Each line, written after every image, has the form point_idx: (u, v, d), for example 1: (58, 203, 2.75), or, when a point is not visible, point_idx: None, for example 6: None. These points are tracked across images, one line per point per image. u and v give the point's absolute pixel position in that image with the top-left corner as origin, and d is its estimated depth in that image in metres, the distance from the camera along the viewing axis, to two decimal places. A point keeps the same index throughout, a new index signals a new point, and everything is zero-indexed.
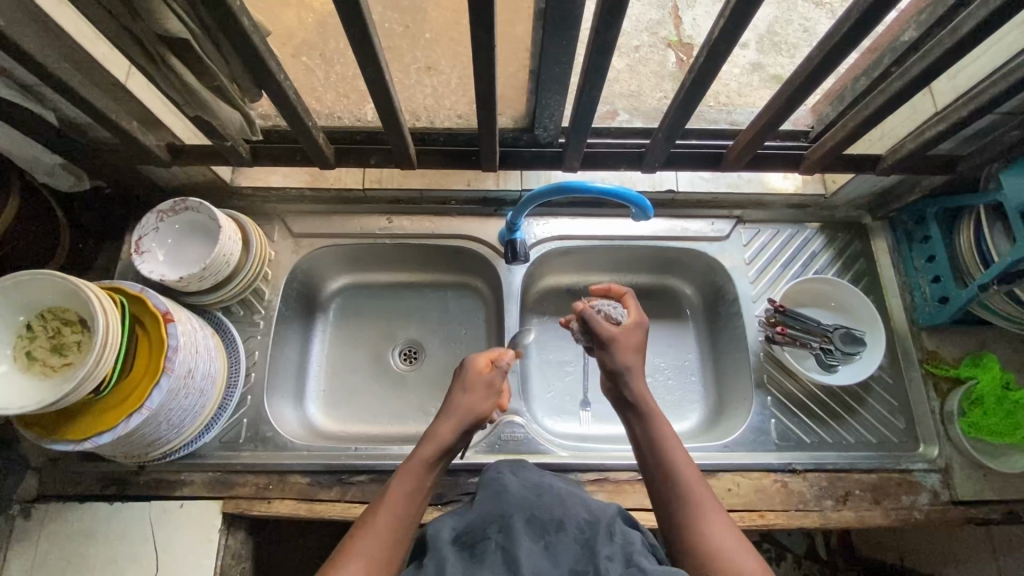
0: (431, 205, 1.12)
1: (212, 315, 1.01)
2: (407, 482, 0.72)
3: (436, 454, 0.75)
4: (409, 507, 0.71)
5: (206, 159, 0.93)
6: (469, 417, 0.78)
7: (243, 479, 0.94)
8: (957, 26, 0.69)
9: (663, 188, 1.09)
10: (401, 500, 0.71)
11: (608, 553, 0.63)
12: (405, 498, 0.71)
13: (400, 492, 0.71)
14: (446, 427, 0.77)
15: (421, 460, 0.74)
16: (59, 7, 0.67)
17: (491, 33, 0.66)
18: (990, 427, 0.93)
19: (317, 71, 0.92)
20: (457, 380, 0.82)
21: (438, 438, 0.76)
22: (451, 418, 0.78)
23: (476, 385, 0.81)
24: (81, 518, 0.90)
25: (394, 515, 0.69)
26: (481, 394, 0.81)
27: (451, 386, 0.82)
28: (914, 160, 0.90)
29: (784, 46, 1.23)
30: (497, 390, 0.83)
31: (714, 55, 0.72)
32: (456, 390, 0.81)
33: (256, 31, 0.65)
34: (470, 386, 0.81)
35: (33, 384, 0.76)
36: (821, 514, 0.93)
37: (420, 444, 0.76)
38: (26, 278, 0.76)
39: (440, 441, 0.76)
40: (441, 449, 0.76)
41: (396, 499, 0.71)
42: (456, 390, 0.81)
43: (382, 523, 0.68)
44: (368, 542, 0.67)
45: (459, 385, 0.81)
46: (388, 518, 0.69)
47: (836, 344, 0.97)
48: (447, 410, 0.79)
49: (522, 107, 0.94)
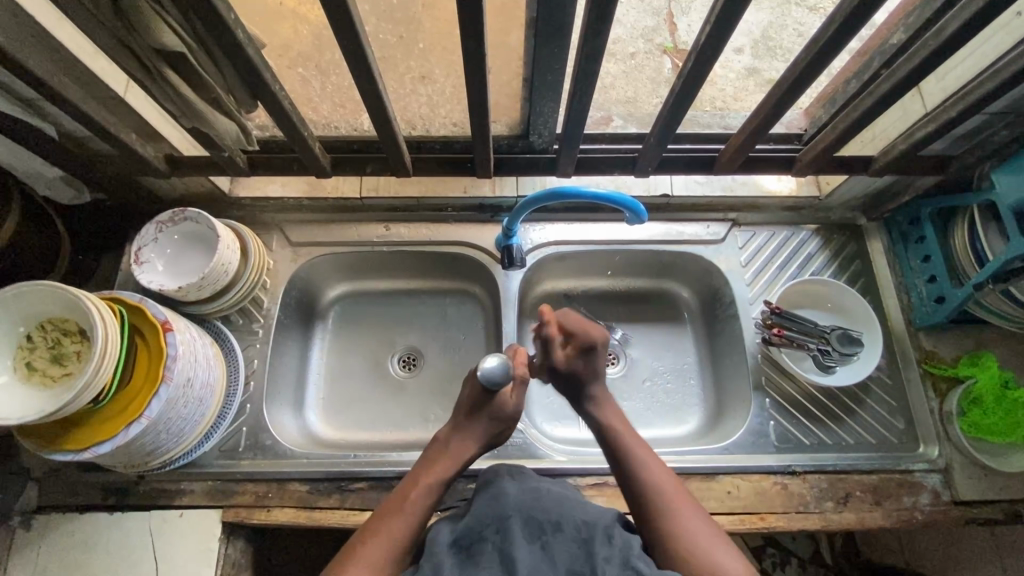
0: (428, 212, 1.13)
1: (211, 324, 1.02)
2: (423, 498, 0.76)
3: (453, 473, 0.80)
4: (421, 520, 0.74)
5: (204, 170, 0.95)
6: (484, 439, 0.84)
7: (242, 487, 0.94)
8: (942, 28, 0.70)
9: (659, 192, 1.11)
10: (416, 513, 0.74)
11: (607, 555, 0.63)
12: (419, 512, 0.75)
13: (415, 509, 0.75)
14: (468, 451, 0.82)
15: (437, 476, 0.79)
16: (58, 23, 0.68)
17: (482, 43, 0.67)
18: (990, 426, 0.93)
19: (313, 82, 0.93)
20: (482, 409, 0.84)
21: (457, 459, 0.81)
22: (470, 440, 0.83)
23: (500, 415, 0.85)
24: (81, 529, 0.91)
25: (408, 525, 0.73)
26: (505, 422, 0.86)
27: (475, 411, 0.84)
28: (906, 161, 0.90)
29: (778, 51, 1.24)
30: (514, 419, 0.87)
31: (703, 61, 0.73)
32: (480, 417, 0.84)
33: (250, 43, 0.66)
34: (486, 413, 0.84)
35: (33, 395, 0.77)
36: (821, 516, 0.93)
37: (435, 463, 0.81)
38: (27, 288, 0.77)
39: (458, 461, 0.81)
40: (454, 470, 0.81)
41: (411, 512, 0.74)
42: (475, 416, 0.84)
43: (395, 530, 0.72)
44: (381, 548, 0.70)
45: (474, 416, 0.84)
46: (401, 530, 0.72)
47: (834, 345, 0.96)
48: (468, 435, 0.83)
49: (516, 114, 0.95)
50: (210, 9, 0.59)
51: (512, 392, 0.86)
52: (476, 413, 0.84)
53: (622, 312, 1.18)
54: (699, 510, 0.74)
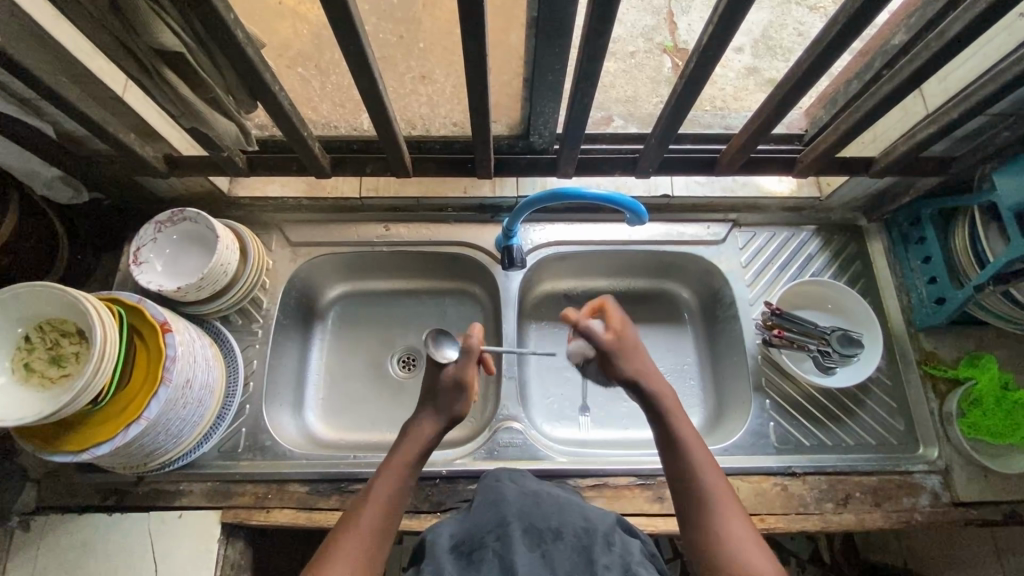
0: (428, 213, 1.13)
1: (210, 324, 1.02)
2: (385, 486, 0.76)
3: (415, 455, 0.79)
4: (385, 511, 0.74)
5: (203, 170, 0.94)
6: (445, 414, 0.82)
7: (241, 488, 0.94)
8: (944, 30, 0.69)
9: (660, 192, 1.11)
10: (380, 505, 0.74)
11: (607, 561, 0.63)
12: (382, 501, 0.74)
13: (379, 501, 0.74)
14: (426, 429, 0.81)
15: (400, 463, 0.78)
16: (55, 22, 0.67)
17: (483, 43, 0.67)
18: (991, 428, 0.93)
19: (313, 82, 0.92)
20: (428, 384, 0.85)
21: (419, 437, 0.81)
22: (429, 418, 0.82)
23: (444, 383, 0.84)
24: (80, 530, 0.91)
25: (374, 517, 0.73)
26: (451, 390, 0.83)
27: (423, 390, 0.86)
28: (907, 161, 0.90)
29: (778, 51, 1.24)
30: (462, 381, 0.83)
31: (704, 62, 0.73)
32: (426, 394, 0.84)
33: (250, 43, 0.65)
34: (439, 390, 0.84)
35: (31, 396, 0.77)
36: (821, 517, 0.93)
37: (400, 446, 0.80)
38: (24, 289, 0.77)
39: (419, 442, 0.80)
40: (420, 449, 0.80)
41: (373, 505, 0.74)
42: (428, 395, 0.84)
43: (361, 526, 0.72)
44: (348, 544, 0.70)
45: (427, 395, 0.84)
46: (367, 523, 0.72)
47: (834, 345, 0.95)
48: (421, 413, 0.83)
49: (517, 114, 0.94)
50: (209, 9, 0.58)
51: (462, 363, 0.83)
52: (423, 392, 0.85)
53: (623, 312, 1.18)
54: (743, 522, 0.71)
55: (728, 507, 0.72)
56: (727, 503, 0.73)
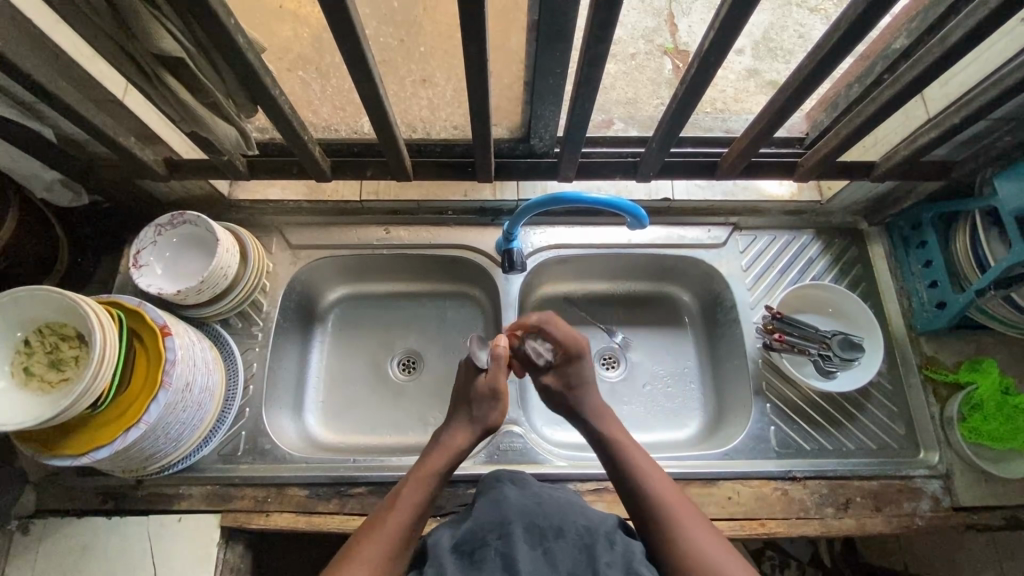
0: (428, 215, 1.12)
1: (209, 327, 1.02)
2: (415, 492, 0.76)
3: (447, 464, 0.80)
4: (413, 516, 0.74)
5: (203, 173, 0.94)
6: (480, 424, 0.84)
7: (241, 492, 0.94)
8: (946, 35, 0.69)
9: (659, 196, 1.12)
10: (409, 509, 0.74)
11: (609, 559, 0.63)
12: (412, 506, 0.75)
13: (408, 504, 0.75)
14: (460, 439, 0.83)
15: (429, 471, 0.79)
16: (54, 26, 0.67)
17: (484, 47, 0.67)
18: (992, 432, 0.93)
19: (313, 85, 0.92)
20: (461, 392, 0.88)
21: (451, 447, 0.82)
22: (462, 429, 0.84)
23: (480, 394, 0.86)
24: (79, 533, 0.91)
25: (401, 521, 0.73)
26: (488, 400, 0.85)
27: (457, 399, 0.88)
28: (909, 166, 0.90)
29: (779, 52, 1.23)
30: (499, 393, 0.86)
31: (705, 67, 0.73)
32: (461, 404, 0.87)
33: (250, 47, 0.65)
34: (475, 399, 0.86)
35: (30, 401, 0.76)
36: (821, 522, 0.93)
37: (431, 455, 0.81)
38: (24, 293, 0.77)
39: (451, 451, 0.81)
40: (452, 458, 0.81)
41: (402, 509, 0.74)
42: (463, 402, 0.86)
43: (388, 528, 0.72)
44: (372, 548, 0.70)
45: (463, 403, 0.86)
46: (393, 527, 0.72)
47: (835, 350, 0.96)
48: (455, 422, 0.85)
49: (517, 117, 0.94)
50: (210, 15, 0.58)
51: (496, 371, 0.86)
52: (456, 402, 0.87)
53: (623, 315, 1.18)
54: (706, 525, 0.73)
55: (687, 511, 0.74)
56: (684, 508, 0.74)
